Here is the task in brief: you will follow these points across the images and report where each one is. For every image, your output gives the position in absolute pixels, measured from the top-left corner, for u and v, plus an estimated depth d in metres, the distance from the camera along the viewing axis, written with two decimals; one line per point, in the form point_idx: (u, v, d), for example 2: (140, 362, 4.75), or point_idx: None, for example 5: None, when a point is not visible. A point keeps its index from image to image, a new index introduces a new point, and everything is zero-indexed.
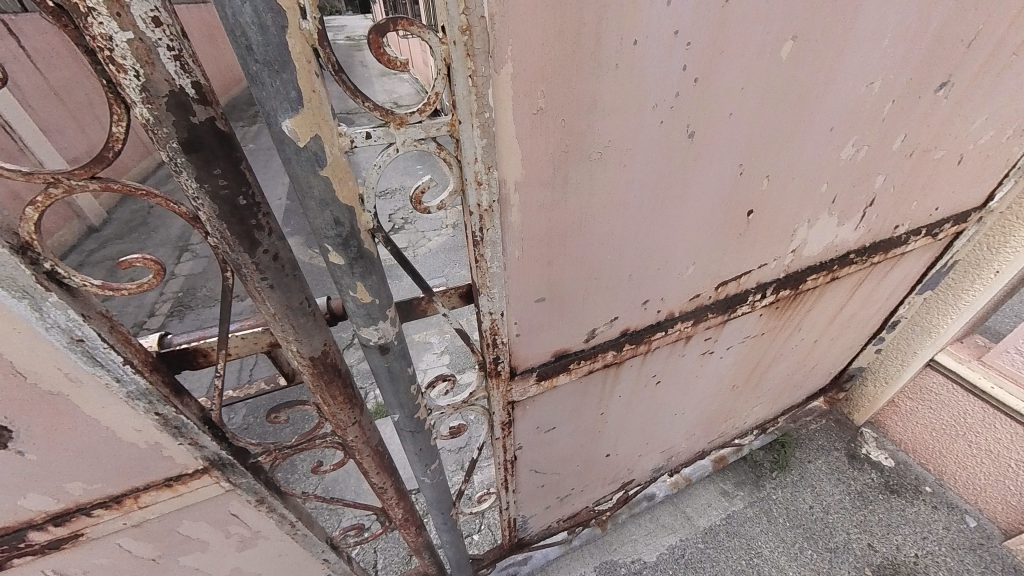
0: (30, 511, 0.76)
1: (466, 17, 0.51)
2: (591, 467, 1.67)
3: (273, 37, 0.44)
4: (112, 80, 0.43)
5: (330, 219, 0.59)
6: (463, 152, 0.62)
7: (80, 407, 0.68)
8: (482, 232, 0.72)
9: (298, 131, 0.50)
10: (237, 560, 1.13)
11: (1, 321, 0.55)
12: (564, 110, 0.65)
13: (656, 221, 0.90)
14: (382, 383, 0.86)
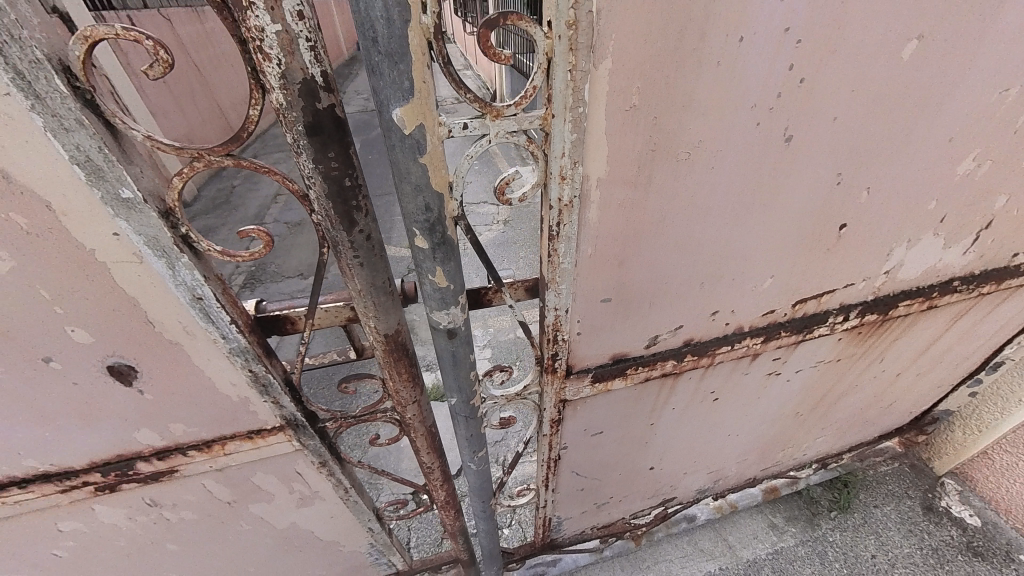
0: (140, 444, 0.86)
1: (574, 11, 0.52)
2: (634, 478, 1.63)
3: (397, 30, 0.47)
4: (257, 68, 0.48)
5: (421, 204, 0.62)
6: (552, 146, 0.63)
7: (190, 359, 0.75)
8: (559, 227, 0.72)
9: (406, 119, 0.53)
10: (295, 516, 1.22)
11: (141, 276, 0.62)
12: (657, 108, 0.64)
13: (737, 228, 0.86)
14: (445, 366, 0.89)
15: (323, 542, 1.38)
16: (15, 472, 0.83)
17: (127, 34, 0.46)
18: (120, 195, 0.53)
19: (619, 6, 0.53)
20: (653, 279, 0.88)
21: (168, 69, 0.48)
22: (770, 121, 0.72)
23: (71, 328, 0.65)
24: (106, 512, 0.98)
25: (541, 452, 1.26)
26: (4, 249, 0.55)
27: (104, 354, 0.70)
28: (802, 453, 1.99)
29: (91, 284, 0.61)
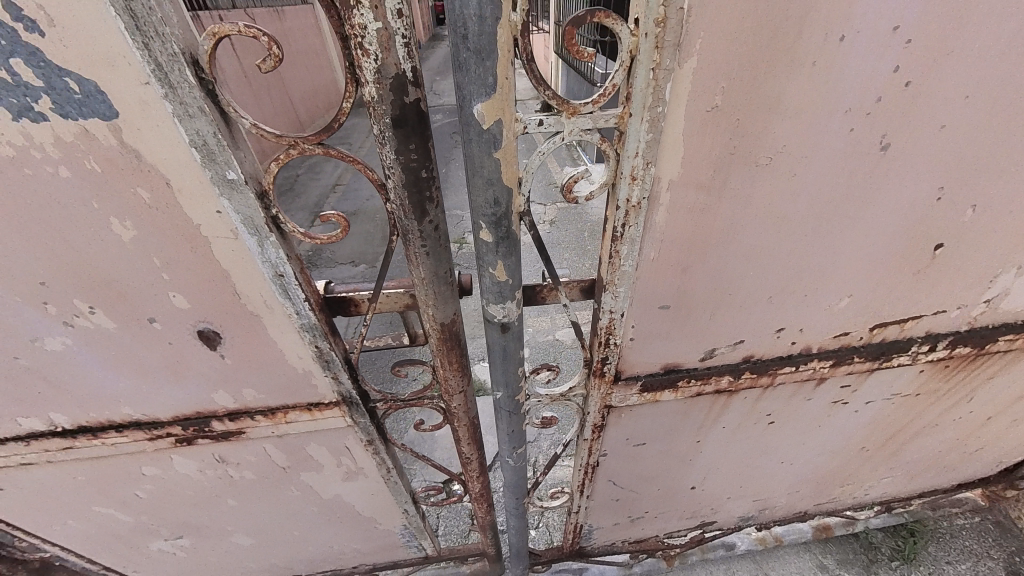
0: (216, 404, 0.94)
1: (665, 8, 0.51)
2: (673, 496, 1.58)
3: (487, 27, 0.49)
4: (355, 63, 0.51)
5: (490, 198, 0.63)
6: (625, 145, 0.62)
7: (265, 332, 0.81)
8: (624, 228, 0.71)
9: (486, 115, 0.55)
10: (340, 489, 1.29)
11: (234, 252, 0.68)
12: (740, 110, 0.61)
13: (815, 241, 0.81)
14: (494, 360, 0.90)
15: (362, 517, 1.45)
16: (113, 417, 0.93)
17: (246, 31, 0.50)
18: (227, 176, 0.59)
19: (711, 4, 0.52)
20: (716, 289, 0.85)
21: (277, 63, 0.52)
22: (866, 127, 0.67)
23: (172, 294, 0.72)
24: (181, 462, 1.07)
25: (580, 456, 1.26)
26: (128, 218, 0.62)
27: (196, 319, 0.77)
28: (863, 493, 1.83)
29: (192, 256, 0.68)
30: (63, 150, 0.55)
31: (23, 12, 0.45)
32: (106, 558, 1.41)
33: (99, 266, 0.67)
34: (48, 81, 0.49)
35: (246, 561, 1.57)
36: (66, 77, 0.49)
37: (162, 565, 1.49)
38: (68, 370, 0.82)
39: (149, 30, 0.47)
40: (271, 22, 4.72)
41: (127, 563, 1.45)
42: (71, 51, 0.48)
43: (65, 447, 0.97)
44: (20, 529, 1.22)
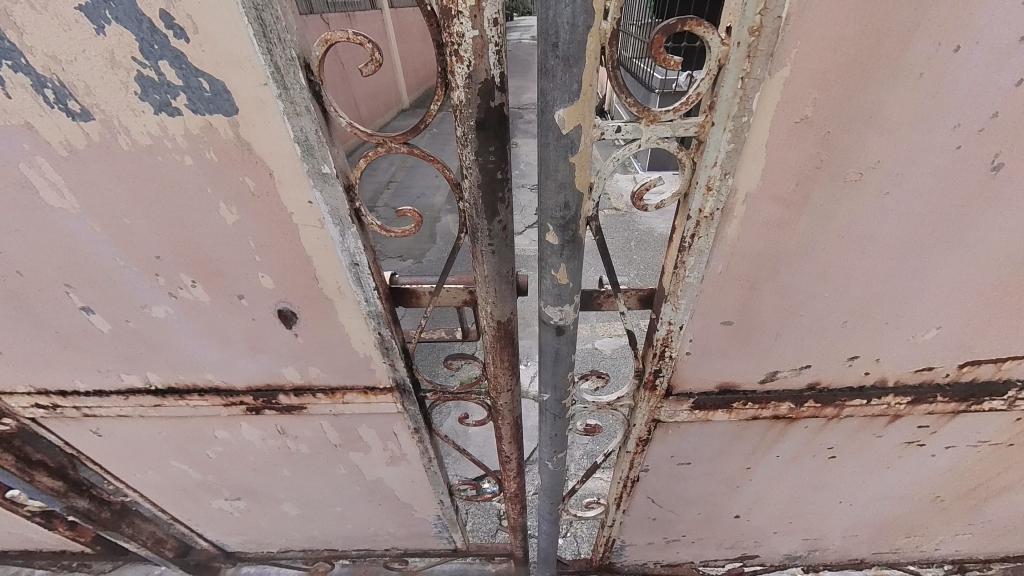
0: (283, 379, 1.01)
1: (761, 17, 0.51)
2: (715, 521, 1.54)
3: (578, 36, 0.50)
4: (448, 68, 0.54)
5: (561, 202, 0.64)
6: (704, 154, 0.61)
7: (335, 317, 0.87)
8: (693, 238, 0.70)
9: (566, 120, 0.56)
10: (383, 472, 1.35)
11: (317, 240, 0.74)
12: (831, 122, 0.59)
13: (903, 265, 0.75)
14: (545, 362, 0.91)
15: (400, 502, 1.50)
16: (197, 381, 1.03)
17: (354, 39, 0.55)
18: (321, 170, 0.64)
19: (811, 12, 0.50)
20: (785, 309, 0.82)
21: (377, 68, 0.57)
22: (978, 143, 0.61)
23: (261, 275, 0.79)
24: (248, 429, 1.17)
25: (621, 469, 1.24)
26: (233, 203, 0.69)
27: (278, 299, 0.84)
28: (932, 548, 1.66)
29: (282, 241, 0.74)
30: (189, 141, 0.62)
31: (174, 19, 0.52)
32: (174, 509, 1.56)
33: (204, 245, 0.75)
34: (186, 80, 0.56)
35: (291, 530, 1.68)
36: (200, 77, 0.56)
37: (220, 522, 1.63)
38: (166, 336, 0.92)
39: (273, 37, 0.53)
40: (344, 27, 5.03)
41: (191, 517, 1.59)
42: (207, 54, 0.54)
43: (155, 404, 1.08)
44: (110, 473, 1.37)
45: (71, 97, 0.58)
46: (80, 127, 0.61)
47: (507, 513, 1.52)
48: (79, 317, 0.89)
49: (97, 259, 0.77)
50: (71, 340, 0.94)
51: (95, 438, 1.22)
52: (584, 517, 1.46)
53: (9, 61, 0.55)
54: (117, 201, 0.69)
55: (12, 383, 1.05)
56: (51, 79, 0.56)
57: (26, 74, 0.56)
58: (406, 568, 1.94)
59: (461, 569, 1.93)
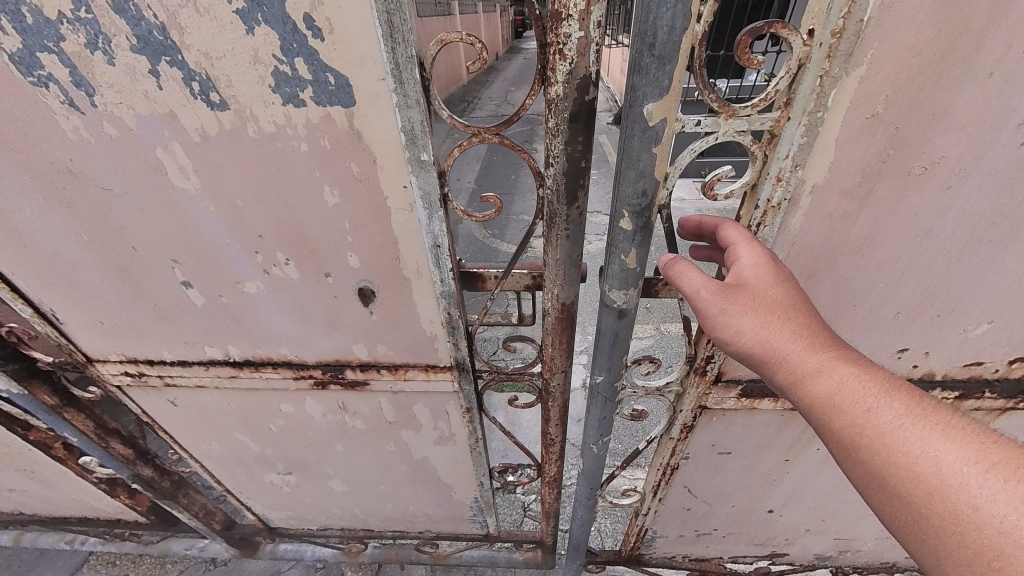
0: (352, 355, 1.09)
1: (844, 21, 0.55)
2: (749, 517, 1.57)
3: (673, 37, 0.56)
4: (549, 66, 0.61)
5: (639, 189, 0.70)
6: (778, 147, 0.66)
7: (410, 296, 0.94)
8: (758, 227, 0.75)
9: (653, 114, 0.61)
10: (430, 452, 1.41)
11: (407, 223, 0.81)
12: (901, 119, 0.64)
13: (960, 261, 0.78)
14: (602, 344, 0.96)
15: (442, 483, 1.57)
16: (272, 355, 1.11)
17: (466, 39, 0.62)
18: (421, 157, 0.71)
19: (888, 18, 0.56)
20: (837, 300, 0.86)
21: (483, 66, 0.64)
22: None
23: (349, 255, 0.87)
24: (312, 402, 1.25)
25: (662, 456, 1.29)
26: (337, 188, 0.77)
27: (361, 278, 0.91)
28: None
29: (375, 223, 0.81)
30: (308, 129, 0.69)
31: (315, 22, 0.59)
32: (229, 482, 1.65)
33: (304, 226, 0.83)
34: (315, 75, 0.64)
35: (333, 507, 1.76)
36: (328, 73, 0.63)
37: (269, 496, 1.72)
38: (252, 309, 1.00)
39: (398, 37, 0.60)
40: None
41: (244, 490, 1.69)
42: (338, 53, 0.62)
43: (231, 375, 1.17)
44: (176, 443, 1.47)
45: (214, 89, 0.66)
46: (216, 116, 0.69)
47: (543, 499, 1.56)
48: (177, 291, 0.98)
49: (206, 236, 0.86)
50: (165, 312, 1.03)
51: (170, 407, 1.31)
52: (620, 504, 1.50)
53: (168, 57, 0.63)
54: (235, 183, 0.77)
55: (106, 352, 1.15)
56: (199, 72, 0.64)
57: (179, 68, 0.64)
58: (436, 551, 2.06)
59: (490, 558, 2.03)
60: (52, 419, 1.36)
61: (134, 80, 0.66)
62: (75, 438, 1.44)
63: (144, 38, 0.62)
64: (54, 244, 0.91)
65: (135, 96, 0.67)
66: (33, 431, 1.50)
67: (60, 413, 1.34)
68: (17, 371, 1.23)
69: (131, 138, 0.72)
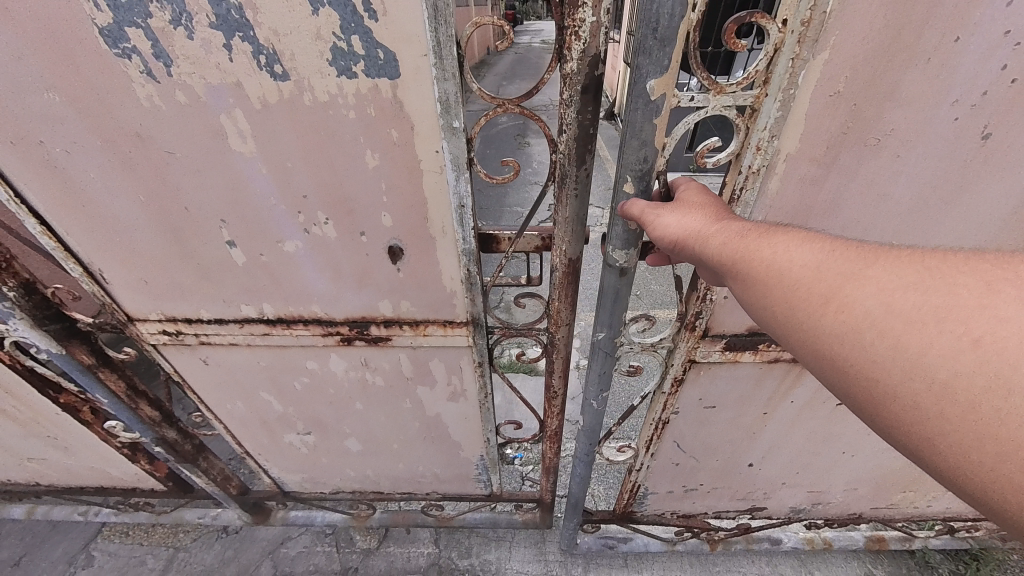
0: (377, 312, 1.20)
1: (812, 12, 0.69)
2: (731, 469, 1.73)
3: (674, 21, 0.69)
4: (566, 45, 0.73)
5: (641, 156, 0.82)
6: (758, 120, 0.80)
7: (435, 254, 1.06)
8: (741, 191, 0.90)
9: (655, 89, 0.74)
10: (442, 408, 1.53)
11: (438, 186, 0.93)
12: (859, 96, 0.79)
13: (910, 221, 0.94)
14: (604, 302, 1.08)
15: (451, 441, 1.69)
16: (303, 312, 1.22)
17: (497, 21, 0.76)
18: (453, 125, 0.83)
19: (847, 9, 0.70)
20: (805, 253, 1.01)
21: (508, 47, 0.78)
22: (973, 115, 0.79)
23: (383, 214, 0.99)
24: (336, 359, 1.36)
25: (655, 411, 1.44)
26: (378, 152, 0.88)
27: (392, 236, 1.03)
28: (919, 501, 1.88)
29: (409, 184, 0.93)
30: (357, 99, 0.81)
31: (371, 5, 0.71)
32: (249, 443, 1.75)
33: (346, 187, 0.94)
34: (368, 50, 0.76)
35: (347, 468, 1.87)
36: (379, 49, 0.75)
37: (286, 458, 1.82)
38: (289, 268, 1.10)
39: (441, 19, 0.72)
40: None
41: (263, 451, 1.79)
42: (389, 31, 0.74)
43: (264, 333, 1.28)
44: (202, 404, 1.57)
45: (278, 62, 0.77)
46: (277, 86, 0.80)
47: (545, 454, 1.70)
48: (221, 250, 1.08)
49: (256, 197, 0.97)
50: (208, 271, 1.13)
51: (201, 366, 1.41)
52: (616, 459, 1.65)
53: (241, 33, 0.74)
54: (288, 146, 0.88)
55: (146, 311, 1.24)
56: (268, 48, 0.76)
57: (249, 43, 0.75)
58: (441, 515, 2.22)
59: (491, 520, 2.18)
60: (87, 379, 1.45)
61: (208, 53, 0.77)
62: (105, 400, 1.53)
63: (223, 16, 0.73)
64: (112, 205, 1.00)
65: (208, 68, 0.78)
66: (64, 395, 1.59)
67: (95, 373, 1.44)
68: (59, 331, 1.32)
69: (199, 105, 0.83)
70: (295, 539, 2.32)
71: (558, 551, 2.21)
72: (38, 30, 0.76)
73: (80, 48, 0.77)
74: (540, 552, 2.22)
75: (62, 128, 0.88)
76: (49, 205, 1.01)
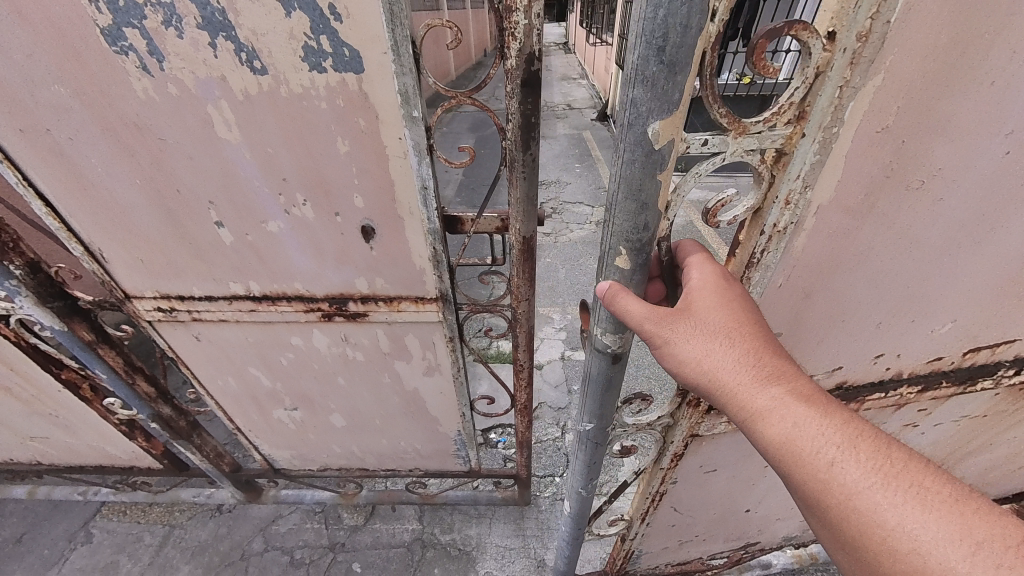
0: (354, 288, 1.31)
1: (870, 23, 0.64)
2: (727, 519, 1.85)
3: (688, 40, 0.61)
4: (505, 45, 0.85)
5: (642, 221, 0.79)
6: (790, 167, 0.79)
7: (405, 233, 1.17)
8: (765, 248, 0.92)
9: (659, 134, 0.68)
10: (420, 383, 1.65)
11: (403, 170, 1.04)
12: (906, 131, 0.77)
13: (935, 263, 0.96)
14: (595, 394, 1.10)
15: (430, 417, 1.81)
16: (287, 290, 1.32)
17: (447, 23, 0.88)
18: (413, 114, 0.95)
19: (908, 28, 0.65)
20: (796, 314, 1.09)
21: (458, 43, 0.92)
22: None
23: (355, 196, 1.10)
24: (319, 335, 1.47)
25: (654, 483, 1.55)
26: (348, 138, 1.00)
27: (364, 216, 1.14)
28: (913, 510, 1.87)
29: (378, 168, 1.04)
30: (328, 91, 0.93)
31: (336, 9, 0.82)
32: (241, 420, 1.85)
33: (321, 170, 1.05)
34: (335, 49, 0.87)
35: (333, 444, 1.98)
36: (345, 48, 0.87)
37: (277, 434, 1.93)
38: (273, 248, 1.21)
39: (397, 21, 0.84)
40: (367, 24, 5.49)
41: (254, 427, 1.89)
42: (353, 31, 0.85)
43: (251, 309, 1.38)
44: (196, 380, 1.67)
45: (257, 58, 0.89)
46: (257, 79, 0.92)
47: (517, 428, 1.82)
48: (210, 231, 1.19)
49: (241, 180, 1.08)
50: (199, 251, 1.24)
51: (194, 342, 1.52)
52: (608, 531, 1.75)
53: (225, 33, 0.86)
54: (268, 133, 1.00)
55: (143, 289, 1.35)
56: (248, 46, 0.87)
57: (232, 41, 0.87)
58: (425, 492, 2.37)
59: (472, 497, 2.37)
60: (88, 355, 1.55)
61: (196, 50, 0.88)
62: (105, 376, 1.63)
63: (208, 18, 0.84)
64: (111, 187, 1.11)
65: (196, 63, 0.90)
66: (66, 371, 1.70)
67: (95, 349, 1.54)
68: (61, 308, 1.43)
69: (189, 96, 0.94)
70: (285, 517, 2.43)
71: (536, 526, 2.35)
72: (47, 29, 0.87)
73: (83, 45, 0.88)
74: (519, 527, 2.35)
75: (67, 117, 0.99)
76: (53, 187, 1.11)
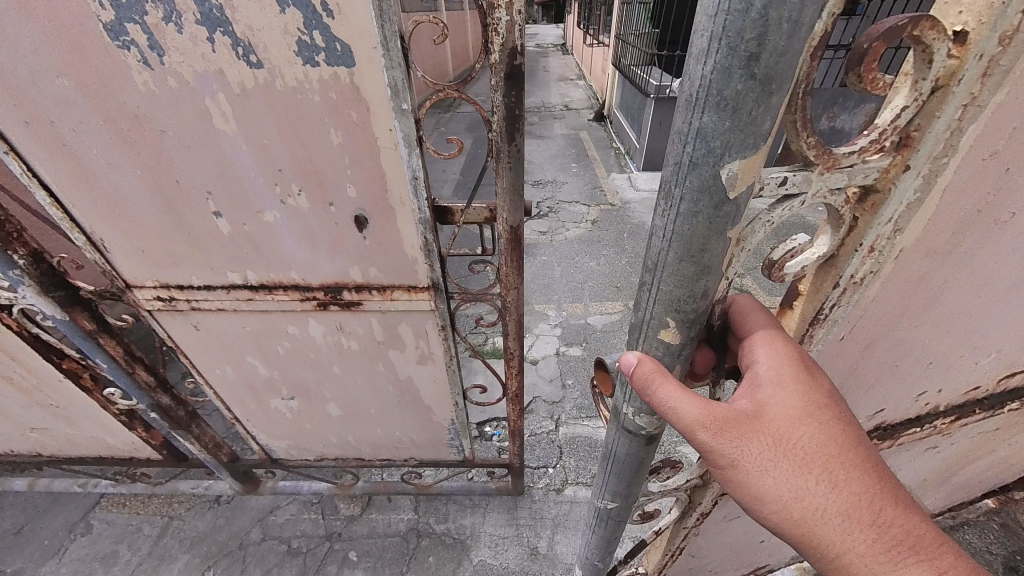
0: (349, 278, 1.35)
1: (1012, 30, 0.55)
2: (743, 550, 1.76)
3: (790, 45, 0.50)
4: (489, 40, 0.90)
5: (701, 285, 0.71)
6: (883, 209, 0.71)
7: (397, 223, 1.21)
8: (835, 303, 0.85)
9: (735, 177, 0.58)
10: (413, 371, 1.69)
11: (394, 160, 1.08)
12: (1012, 159, 0.70)
13: (999, 298, 0.94)
14: (621, 471, 1.07)
15: (424, 405, 1.85)
16: (283, 279, 1.36)
17: (434, 19, 0.94)
18: (402, 106, 0.99)
19: None
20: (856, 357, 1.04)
21: (443, 38, 0.97)
22: None
23: (348, 186, 1.14)
24: (314, 324, 1.51)
25: (676, 540, 1.52)
26: (341, 130, 1.04)
27: (357, 207, 1.18)
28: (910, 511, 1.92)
29: (369, 159, 1.09)
30: (321, 84, 0.97)
31: (328, 5, 0.87)
32: (238, 409, 1.89)
33: (315, 160, 1.09)
34: (327, 44, 0.92)
35: (329, 434, 2.02)
36: (336, 43, 0.91)
37: (274, 424, 1.97)
38: (269, 237, 1.26)
39: (386, 17, 0.88)
40: None
41: (251, 417, 1.93)
42: (344, 27, 0.89)
43: (248, 298, 1.42)
44: (194, 369, 1.71)
45: (253, 53, 0.93)
46: (253, 73, 0.96)
47: (509, 416, 1.86)
48: (208, 221, 1.23)
49: (238, 171, 1.12)
50: (198, 241, 1.28)
51: (192, 331, 1.56)
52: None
53: (221, 28, 0.90)
54: (264, 125, 1.04)
55: (143, 279, 1.39)
56: (244, 41, 0.92)
57: (228, 37, 0.91)
58: (420, 482, 2.43)
59: (467, 487, 2.44)
60: (89, 345, 1.59)
61: (195, 45, 0.93)
62: (105, 365, 1.67)
63: (206, 14, 0.88)
64: (113, 178, 1.15)
65: (195, 58, 0.94)
66: (67, 361, 1.74)
67: (96, 339, 1.58)
68: (63, 298, 1.47)
69: (188, 89, 0.99)
70: (282, 508, 2.47)
71: (528, 515, 2.41)
72: (52, 25, 0.91)
73: (86, 39, 0.92)
74: (512, 516, 2.41)
75: (70, 110, 1.03)
76: (57, 178, 1.16)
